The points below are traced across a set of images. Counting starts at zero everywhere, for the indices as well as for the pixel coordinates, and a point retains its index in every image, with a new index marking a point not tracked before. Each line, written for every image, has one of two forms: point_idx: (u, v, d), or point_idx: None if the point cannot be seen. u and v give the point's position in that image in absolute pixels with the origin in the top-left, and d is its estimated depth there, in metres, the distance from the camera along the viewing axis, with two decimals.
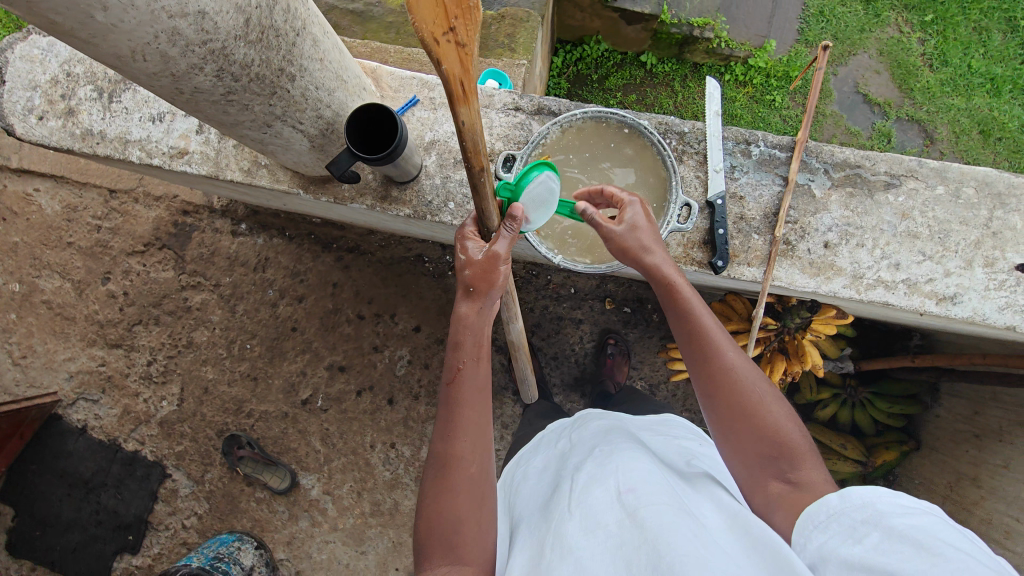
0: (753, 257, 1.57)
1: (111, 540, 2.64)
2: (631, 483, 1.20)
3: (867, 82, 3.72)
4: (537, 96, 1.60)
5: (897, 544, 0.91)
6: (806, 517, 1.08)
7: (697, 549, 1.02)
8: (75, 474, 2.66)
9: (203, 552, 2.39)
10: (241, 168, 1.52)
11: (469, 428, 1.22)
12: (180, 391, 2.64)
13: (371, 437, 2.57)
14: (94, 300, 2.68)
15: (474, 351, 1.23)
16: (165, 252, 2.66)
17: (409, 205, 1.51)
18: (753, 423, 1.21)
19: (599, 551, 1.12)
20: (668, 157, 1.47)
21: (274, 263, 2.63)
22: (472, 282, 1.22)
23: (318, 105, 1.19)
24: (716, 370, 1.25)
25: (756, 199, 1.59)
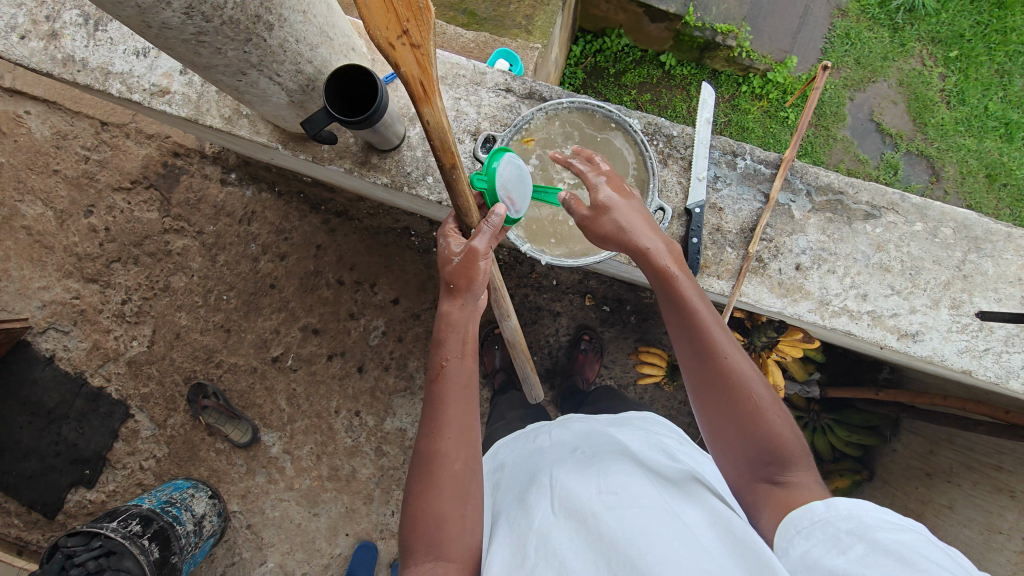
0: (724, 270, 1.57)
1: (68, 472, 2.65)
2: (612, 487, 1.27)
3: (883, 111, 3.69)
4: (530, 80, 1.59)
5: (880, 557, 0.95)
6: (792, 522, 1.11)
7: (675, 551, 1.08)
8: (37, 402, 2.65)
9: (155, 495, 2.34)
10: (222, 116, 1.52)
11: (453, 424, 1.27)
12: (151, 333, 2.63)
13: (337, 402, 2.57)
14: (75, 231, 2.65)
15: (461, 346, 1.31)
16: (151, 192, 2.63)
17: (388, 173, 1.52)
18: (748, 420, 1.21)
19: (577, 546, 1.17)
20: (648, 158, 1.48)
21: (260, 217, 2.61)
22: (452, 279, 1.32)
23: (298, 60, 1.16)
24: (716, 369, 1.25)
25: (734, 212, 1.58)
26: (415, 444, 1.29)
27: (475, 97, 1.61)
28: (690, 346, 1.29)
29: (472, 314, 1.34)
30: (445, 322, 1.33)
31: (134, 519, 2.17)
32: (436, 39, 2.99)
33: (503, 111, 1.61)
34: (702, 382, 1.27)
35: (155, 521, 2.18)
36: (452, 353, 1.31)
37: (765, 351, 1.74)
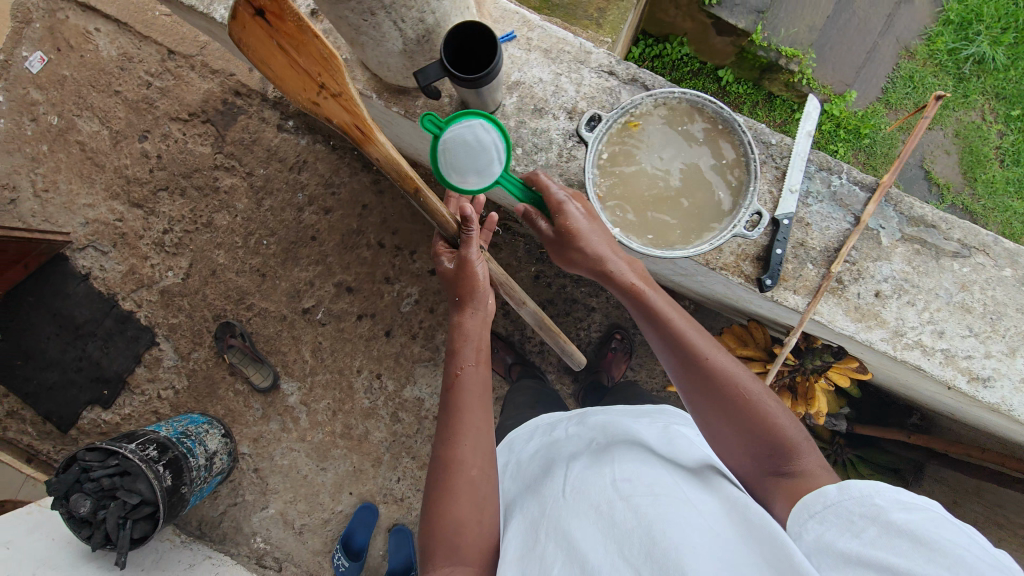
0: (802, 286, 1.54)
1: (87, 389, 2.68)
2: (626, 475, 1.28)
3: (934, 159, 3.64)
4: (636, 65, 1.52)
5: (894, 539, 0.93)
6: (805, 506, 1.09)
7: (694, 537, 1.08)
8: (67, 317, 2.68)
9: (172, 424, 2.37)
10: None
11: (470, 430, 1.34)
12: (187, 266, 2.65)
13: (360, 362, 2.58)
14: (127, 155, 2.66)
15: (475, 355, 1.45)
16: (208, 126, 2.64)
17: (478, 139, 1.46)
18: (740, 416, 1.23)
19: (589, 528, 1.20)
20: (753, 162, 1.41)
21: (310, 168, 2.61)
22: (459, 292, 1.53)
23: (425, 8, 1.13)
24: (700, 373, 1.28)
25: (822, 229, 1.54)
26: (432, 451, 1.36)
27: (577, 76, 1.56)
28: (672, 358, 1.33)
29: (483, 324, 1.52)
30: (460, 333, 1.50)
31: (152, 444, 2.17)
32: None
33: (603, 92, 1.56)
34: (689, 387, 1.30)
35: (171, 449, 2.20)
36: (466, 361, 1.44)
37: (814, 376, 1.65)
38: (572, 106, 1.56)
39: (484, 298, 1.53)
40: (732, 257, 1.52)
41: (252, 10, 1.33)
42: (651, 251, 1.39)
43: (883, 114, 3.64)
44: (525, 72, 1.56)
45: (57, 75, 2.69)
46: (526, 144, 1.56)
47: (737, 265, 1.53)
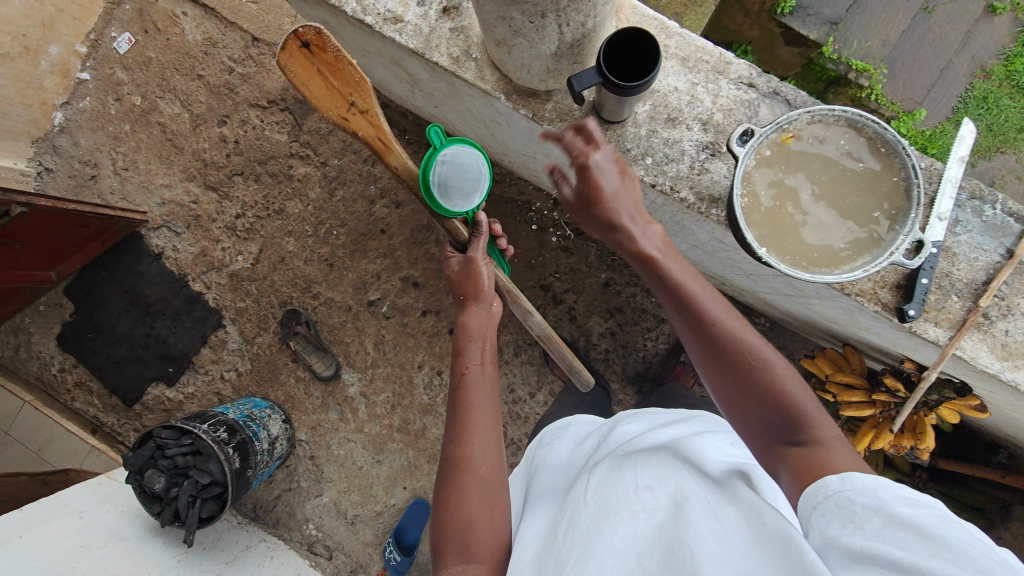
0: (943, 318, 1.34)
1: (153, 366, 2.74)
2: (649, 483, 1.12)
3: (1004, 184, 3.47)
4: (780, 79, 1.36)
5: (900, 533, 0.80)
6: (807, 497, 0.95)
7: (722, 548, 0.91)
8: (138, 293, 2.74)
9: (238, 407, 2.42)
10: (449, 55, 1.47)
11: (477, 429, 1.36)
12: (257, 251, 2.68)
13: (422, 358, 2.58)
14: (206, 138, 2.71)
15: (480, 355, 1.50)
16: (286, 114, 2.67)
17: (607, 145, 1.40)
18: (754, 389, 1.11)
19: (604, 531, 1.05)
20: (921, 181, 1.15)
21: (385, 161, 2.62)
22: (461, 291, 1.64)
23: (591, 13, 1.11)
24: (712, 341, 1.16)
25: (971, 260, 1.35)
26: (443, 451, 1.37)
27: (714, 86, 1.39)
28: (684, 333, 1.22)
29: (488, 322, 1.61)
30: (465, 333, 1.56)
31: (222, 425, 2.21)
32: None
33: (741, 104, 1.39)
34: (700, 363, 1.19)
35: (239, 432, 2.25)
36: (472, 361, 1.48)
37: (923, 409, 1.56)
38: (709, 117, 1.39)
39: (488, 298, 1.62)
40: (869, 283, 1.32)
41: (300, 41, 1.52)
42: (797, 274, 1.17)
43: (951, 134, 3.47)
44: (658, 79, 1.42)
45: (143, 56, 2.75)
46: (654, 154, 1.40)
47: (876, 292, 1.33)
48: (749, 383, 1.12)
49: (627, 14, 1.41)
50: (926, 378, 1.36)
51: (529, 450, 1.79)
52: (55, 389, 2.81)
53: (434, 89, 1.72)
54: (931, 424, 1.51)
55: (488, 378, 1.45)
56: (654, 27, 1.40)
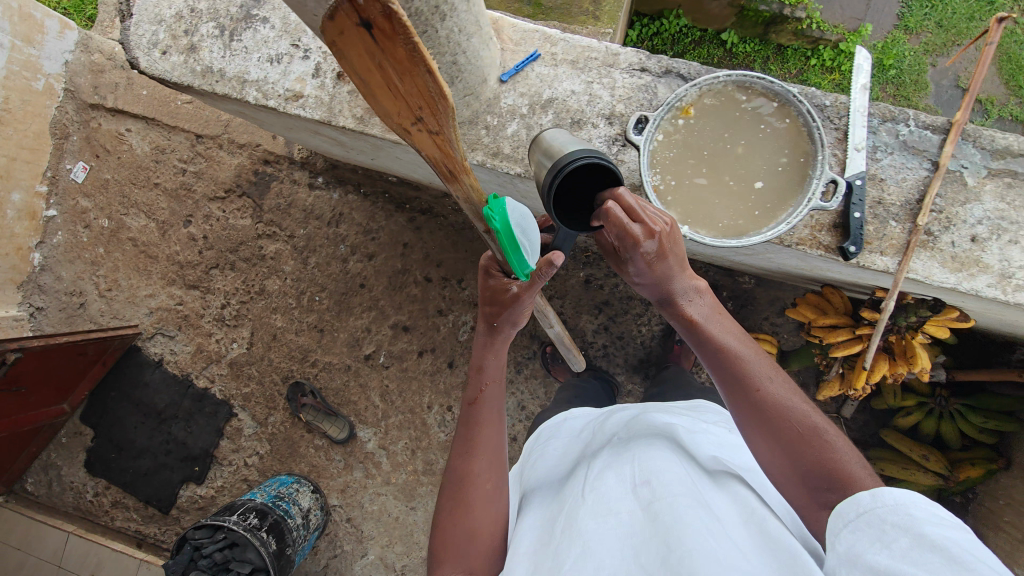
0: (888, 246, 1.41)
1: (179, 469, 2.79)
2: (646, 478, 1.23)
3: (970, 75, 3.46)
4: (668, 56, 1.42)
5: (927, 554, 0.86)
6: (838, 514, 1.02)
7: (712, 544, 1.03)
8: (149, 404, 2.82)
9: (265, 489, 2.45)
10: (354, 116, 1.50)
11: (488, 451, 1.36)
12: (250, 335, 2.74)
13: (429, 398, 2.61)
14: (176, 241, 2.79)
15: (496, 372, 1.39)
16: (244, 199, 2.73)
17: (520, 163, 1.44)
18: (803, 454, 1.12)
19: (604, 532, 1.16)
20: (820, 128, 1.27)
21: (347, 219, 2.66)
22: (496, 322, 1.32)
23: (456, 50, 1.22)
24: (754, 407, 1.18)
25: (899, 182, 1.42)
26: (450, 463, 1.39)
27: (609, 80, 1.42)
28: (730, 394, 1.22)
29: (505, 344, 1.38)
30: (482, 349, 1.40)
31: (252, 512, 2.25)
32: None
33: (638, 91, 1.44)
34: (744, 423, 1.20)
35: (270, 514, 2.26)
36: (491, 379, 1.39)
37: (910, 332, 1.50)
38: (610, 111, 1.43)
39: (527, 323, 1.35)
40: (807, 231, 1.43)
41: (358, 20, 0.86)
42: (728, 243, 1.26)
43: (904, 40, 3.50)
44: (557, 87, 1.43)
45: (101, 179, 2.85)
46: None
47: (815, 237, 1.42)
48: (794, 452, 1.13)
49: (508, 33, 1.47)
50: (885, 306, 1.43)
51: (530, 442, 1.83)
52: (94, 513, 2.88)
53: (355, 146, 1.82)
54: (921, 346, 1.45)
55: (502, 399, 1.40)
56: (538, 40, 1.44)
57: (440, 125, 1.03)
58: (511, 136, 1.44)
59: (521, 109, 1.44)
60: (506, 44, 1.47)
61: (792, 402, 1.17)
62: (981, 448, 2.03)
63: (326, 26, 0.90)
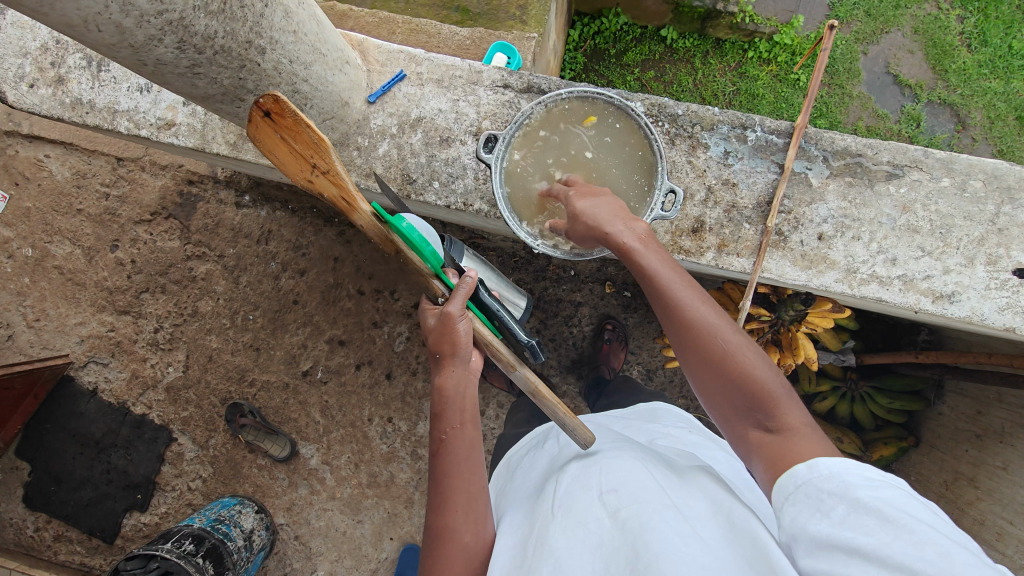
0: (743, 248, 1.67)
1: (121, 498, 2.74)
2: (612, 485, 1.27)
3: (900, 61, 3.53)
4: (526, 74, 1.67)
5: (863, 517, 0.94)
6: (778, 488, 1.08)
7: (678, 549, 1.06)
8: (86, 433, 2.76)
9: (204, 513, 2.44)
10: (227, 142, 1.72)
11: (460, 500, 1.34)
12: (185, 358, 2.70)
13: (369, 410, 2.62)
14: (103, 267, 2.74)
15: (459, 416, 1.43)
16: (171, 221, 2.70)
17: (394, 182, 1.68)
18: (727, 375, 1.21)
19: (578, 550, 1.18)
20: (656, 141, 1.49)
21: (277, 236, 2.66)
22: (438, 347, 1.47)
23: (292, 78, 1.30)
24: (693, 338, 1.25)
25: (749, 186, 1.66)
26: (426, 514, 1.37)
27: (474, 97, 1.69)
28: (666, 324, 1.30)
29: (466, 379, 1.48)
30: (441, 395, 1.46)
31: (187, 538, 2.27)
32: (431, 42, 2.97)
33: (503, 107, 1.69)
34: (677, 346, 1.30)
35: (207, 539, 2.29)
36: (452, 424, 1.42)
37: (795, 325, 1.79)
38: (476, 127, 1.68)
39: (468, 351, 1.46)
40: (669, 237, 1.69)
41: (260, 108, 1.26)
42: (577, 254, 1.50)
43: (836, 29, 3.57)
44: (424, 105, 1.70)
45: (21, 208, 2.78)
46: (440, 177, 1.69)
47: (676, 241, 1.69)
48: (724, 376, 1.21)
49: (374, 55, 1.70)
50: (744, 300, 1.62)
51: (506, 460, 1.83)
52: (34, 549, 2.80)
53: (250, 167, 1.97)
54: (807, 337, 1.75)
55: (475, 442, 1.42)
56: (402, 60, 1.69)
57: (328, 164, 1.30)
58: (382, 156, 1.68)
59: (390, 129, 1.68)
60: (374, 65, 1.70)
61: (716, 330, 1.24)
62: (893, 427, 2.19)
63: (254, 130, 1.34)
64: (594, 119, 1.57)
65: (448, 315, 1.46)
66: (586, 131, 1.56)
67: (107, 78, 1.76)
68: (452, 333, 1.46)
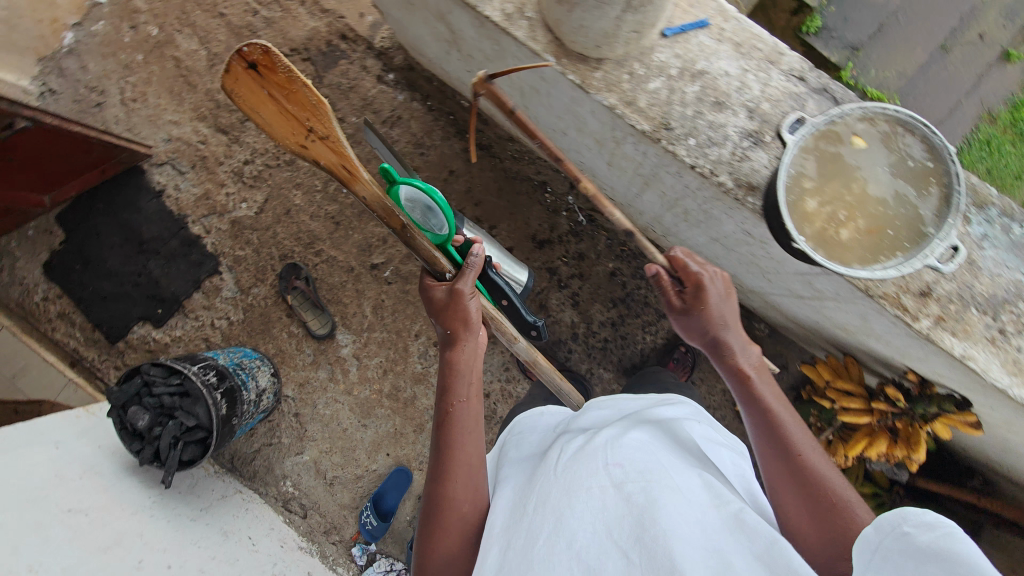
0: (960, 329, 1.49)
1: (140, 305, 2.66)
2: (618, 458, 1.25)
3: None
4: (827, 78, 1.54)
5: (924, 568, 0.82)
6: (856, 551, 0.95)
7: (682, 528, 1.06)
8: (134, 229, 2.67)
9: (226, 354, 2.37)
10: (502, 10, 1.59)
11: (460, 470, 1.36)
12: (263, 201, 2.63)
13: (419, 326, 2.58)
14: (222, 79, 2.63)
15: (467, 391, 1.43)
16: (307, 65, 2.60)
17: (651, 120, 1.54)
18: (830, 510, 1.17)
19: (578, 508, 1.17)
20: (960, 193, 1.35)
21: (403, 125, 2.57)
22: (449, 325, 1.49)
23: None
24: (795, 461, 1.26)
25: (993, 275, 1.51)
26: (427, 482, 1.38)
27: (764, 76, 1.55)
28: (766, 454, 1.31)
29: (474, 354, 1.50)
30: (452, 370, 1.47)
31: (212, 370, 2.17)
32: None
33: (787, 97, 1.55)
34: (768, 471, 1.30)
35: (227, 379, 2.20)
36: (459, 398, 1.43)
37: (919, 422, 1.79)
38: (756, 105, 1.54)
39: (478, 326, 1.51)
40: (893, 287, 1.50)
41: (247, 63, 1.47)
42: (828, 265, 1.33)
43: None
44: (713, 62, 1.57)
45: None
46: (698, 135, 1.54)
47: (897, 294, 1.50)
48: (825, 509, 1.17)
49: None
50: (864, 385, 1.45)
51: (500, 435, 1.83)
52: (36, 316, 2.72)
53: (484, 46, 1.81)
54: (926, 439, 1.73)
55: (478, 413, 1.43)
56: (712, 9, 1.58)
57: (325, 127, 1.51)
58: (650, 91, 1.56)
59: (670, 69, 1.56)
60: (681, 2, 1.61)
61: (822, 475, 1.23)
62: None
63: (227, 85, 1.52)
64: (897, 147, 1.44)
65: (458, 292, 1.51)
66: (870, 150, 1.44)
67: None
68: (461, 302, 1.50)
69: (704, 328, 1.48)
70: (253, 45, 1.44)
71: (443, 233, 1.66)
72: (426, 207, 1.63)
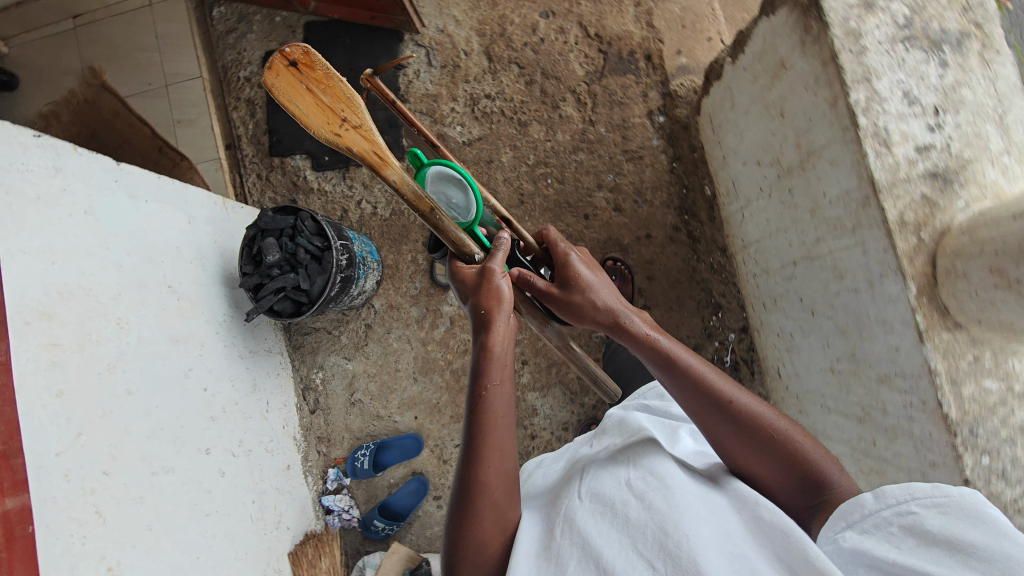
0: None
1: (315, 142, 2.67)
2: (645, 477, 1.19)
3: None
4: None
5: (935, 549, 0.86)
6: (840, 514, 0.99)
7: (717, 555, 0.97)
8: (357, 79, 2.66)
9: (360, 241, 2.35)
10: (898, 212, 1.36)
11: (493, 453, 1.18)
12: (477, 137, 2.56)
13: (521, 336, 2.54)
14: (521, 15, 2.59)
15: (502, 374, 1.22)
16: (599, 57, 2.53)
17: (958, 417, 1.32)
18: (763, 435, 1.16)
19: (612, 534, 1.09)
20: None
21: (639, 166, 2.48)
22: (483, 303, 1.25)
23: None
24: (738, 419, 1.18)
25: None
26: (456, 470, 1.21)
27: None
28: (718, 438, 1.21)
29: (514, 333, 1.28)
30: (485, 353, 1.24)
31: (347, 253, 2.15)
32: None
33: None
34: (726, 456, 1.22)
35: (351, 268, 2.18)
36: (493, 380, 1.22)
37: None
38: None
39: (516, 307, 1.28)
40: None
41: (287, 59, 1.22)
42: None
43: None
44: None
45: None
46: (996, 459, 1.30)
47: None
48: (775, 450, 1.16)
49: None
50: None
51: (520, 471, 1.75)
52: (230, 86, 2.78)
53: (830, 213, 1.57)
54: None
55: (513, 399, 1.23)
56: None
57: (356, 118, 1.26)
58: (982, 393, 1.32)
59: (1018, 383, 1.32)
60: None
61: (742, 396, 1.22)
62: None
63: (270, 78, 1.24)
64: None
65: (490, 270, 1.28)
66: None
67: (873, 42, 1.41)
68: (488, 274, 1.27)
69: (607, 304, 1.40)
70: (296, 46, 1.20)
71: (469, 219, 1.39)
72: (457, 191, 1.35)
